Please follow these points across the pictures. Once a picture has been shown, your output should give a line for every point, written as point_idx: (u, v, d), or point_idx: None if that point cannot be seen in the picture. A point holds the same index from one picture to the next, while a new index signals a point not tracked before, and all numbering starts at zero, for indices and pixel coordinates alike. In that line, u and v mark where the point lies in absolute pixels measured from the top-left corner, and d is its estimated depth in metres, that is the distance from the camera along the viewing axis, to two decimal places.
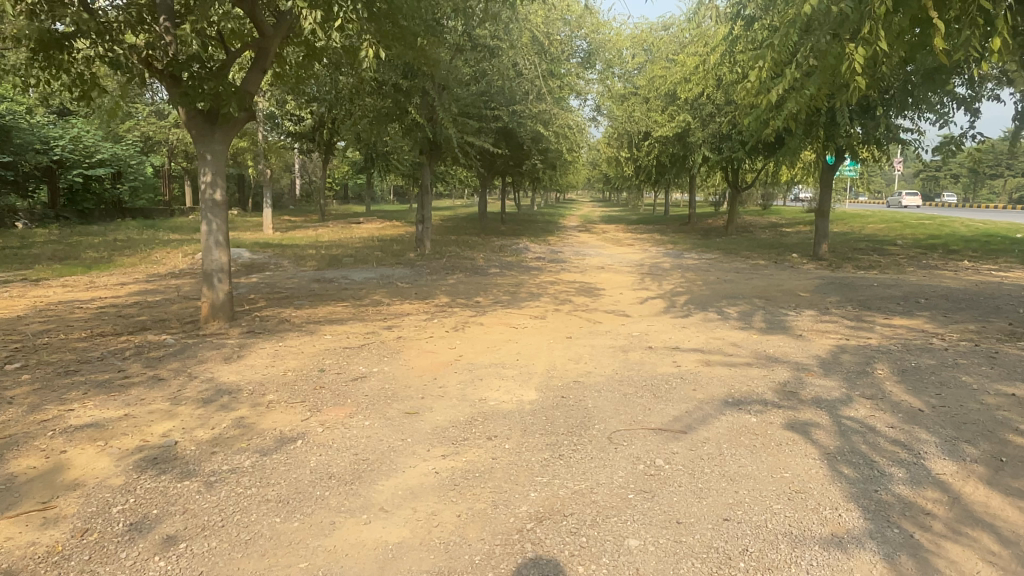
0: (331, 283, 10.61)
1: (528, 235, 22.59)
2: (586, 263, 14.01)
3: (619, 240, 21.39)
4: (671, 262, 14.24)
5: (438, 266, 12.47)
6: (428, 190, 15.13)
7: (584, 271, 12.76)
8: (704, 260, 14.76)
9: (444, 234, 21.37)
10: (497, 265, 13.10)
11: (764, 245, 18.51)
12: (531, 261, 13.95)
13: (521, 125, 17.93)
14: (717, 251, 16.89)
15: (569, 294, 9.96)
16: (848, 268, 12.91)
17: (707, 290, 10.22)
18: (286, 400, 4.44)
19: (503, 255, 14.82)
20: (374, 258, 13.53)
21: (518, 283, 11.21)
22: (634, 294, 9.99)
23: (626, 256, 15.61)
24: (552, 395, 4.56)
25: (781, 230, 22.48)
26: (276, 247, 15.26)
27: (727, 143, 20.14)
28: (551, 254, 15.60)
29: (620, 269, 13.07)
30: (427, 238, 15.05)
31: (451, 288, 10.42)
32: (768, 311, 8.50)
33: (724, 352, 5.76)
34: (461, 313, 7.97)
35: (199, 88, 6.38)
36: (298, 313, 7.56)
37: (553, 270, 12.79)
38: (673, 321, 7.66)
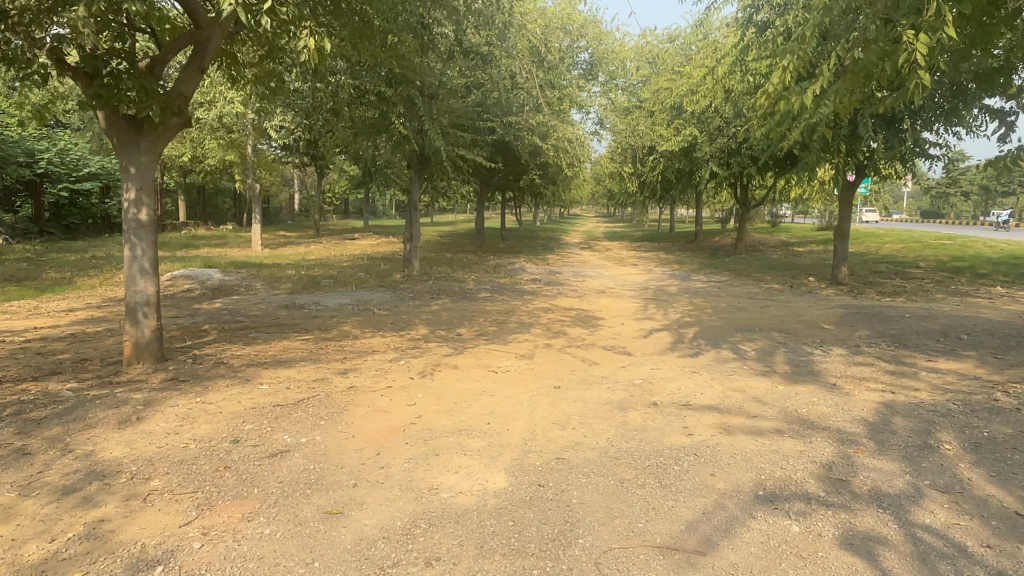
0: (300, 310, 9.57)
1: (528, 254, 21.55)
2: (586, 286, 12.95)
3: (622, 259, 20.33)
4: (678, 285, 13.16)
5: (423, 290, 11.41)
6: (416, 207, 13.98)
7: (583, 296, 11.70)
8: (714, 283, 13.66)
9: (439, 253, 20.37)
10: (488, 288, 12.05)
11: (777, 265, 17.42)
12: (526, 283, 12.91)
13: (518, 137, 16.97)
14: (727, 273, 15.80)
15: (563, 324, 8.89)
16: (871, 294, 11.82)
17: (719, 320, 9.15)
18: (172, 490, 3.37)
19: (496, 276, 13.77)
20: (356, 280, 12.50)
21: (509, 309, 10.15)
22: (637, 324, 8.92)
23: (629, 278, 14.53)
24: (526, 483, 3.46)
25: (793, 250, 21.40)
26: (254, 266, 14.24)
27: (736, 158, 19.12)
28: (549, 275, 14.56)
29: (622, 293, 11.99)
30: (415, 258, 14.01)
31: (433, 316, 9.37)
32: (791, 348, 7.42)
33: (747, 412, 4.64)
34: (437, 350, 6.90)
35: (118, 89, 5.36)
36: (245, 351, 6.49)
37: (549, 294, 11.73)
38: (682, 363, 6.58)
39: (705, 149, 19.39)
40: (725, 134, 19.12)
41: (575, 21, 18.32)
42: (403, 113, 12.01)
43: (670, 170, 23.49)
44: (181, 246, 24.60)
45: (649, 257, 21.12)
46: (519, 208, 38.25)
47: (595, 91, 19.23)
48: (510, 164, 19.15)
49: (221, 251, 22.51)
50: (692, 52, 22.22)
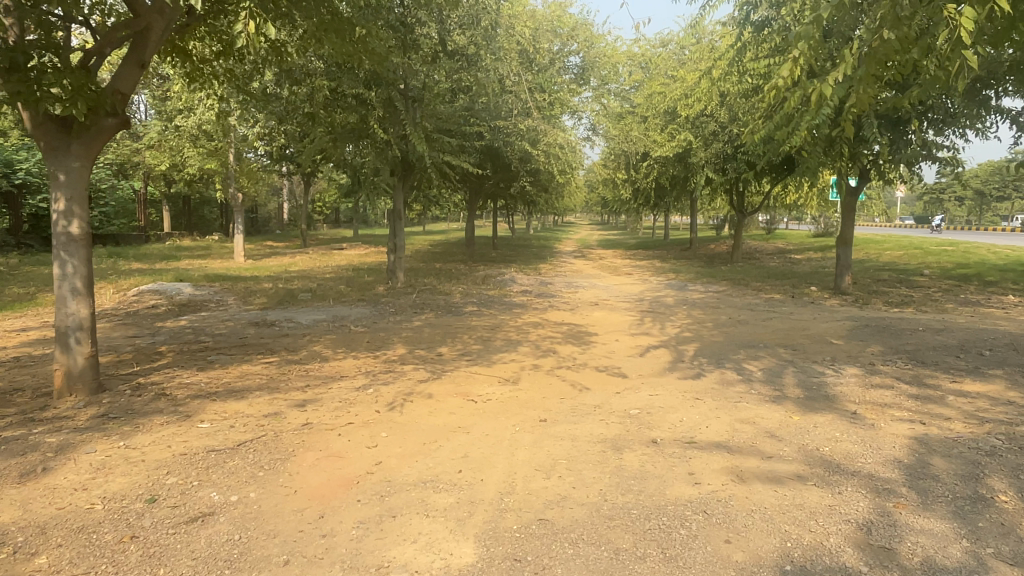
0: (270, 327, 8.89)
1: (519, 263, 20.93)
2: (579, 297, 12.34)
3: (616, 268, 19.74)
4: (675, 296, 12.56)
5: (406, 304, 10.78)
6: (400, 216, 13.31)
7: (575, 308, 11.07)
8: (712, 293, 13.06)
9: (427, 264, 19.73)
10: (476, 300, 11.43)
11: (775, 274, 16.84)
12: (516, 295, 12.29)
13: (507, 143, 16.39)
14: (725, 282, 15.22)
15: (553, 341, 8.27)
16: (878, 304, 11.23)
17: (721, 336, 8.54)
18: (56, 572, 2.70)
19: (485, 288, 13.14)
20: (335, 294, 11.85)
21: (496, 325, 9.51)
22: (633, 340, 8.30)
23: (624, 288, 13.92)
24: (498, 556, 2.79)
25: (791, 257, 20.84)
26: (230, 279, 13.59)
27: (732, 164, 18.57)
28: (540, 286, 13.93)
29: (616, 305, 11.37)
30: (399, 269, 13.35)
31: (414, 333, 8.73)
32: (801, 368, 6.81)
33: (761, 452, 4.00)
34: (412, 373, 6.25)
35: (41, 84, 4.71)
36: (197, 378, 5.83)
37: (539, 307, 11.11)
38: (682, 386, 5.96)
39: (700, 154, 18.86)
40: (720, 139, 18.60)
41: (565, 24, 17.81)
42: (383, 117, 11.42)
43: (664, 177, 22.95)
44: (162, 257, 23.88)
45: (644, 266, 20.54)
46: (511, 216, 37.63)
47: (587, 96, 18.70)
48: (500, 171, 18.57)
49: (203, 262, 21.82)
50: (686, 56, 21.73)
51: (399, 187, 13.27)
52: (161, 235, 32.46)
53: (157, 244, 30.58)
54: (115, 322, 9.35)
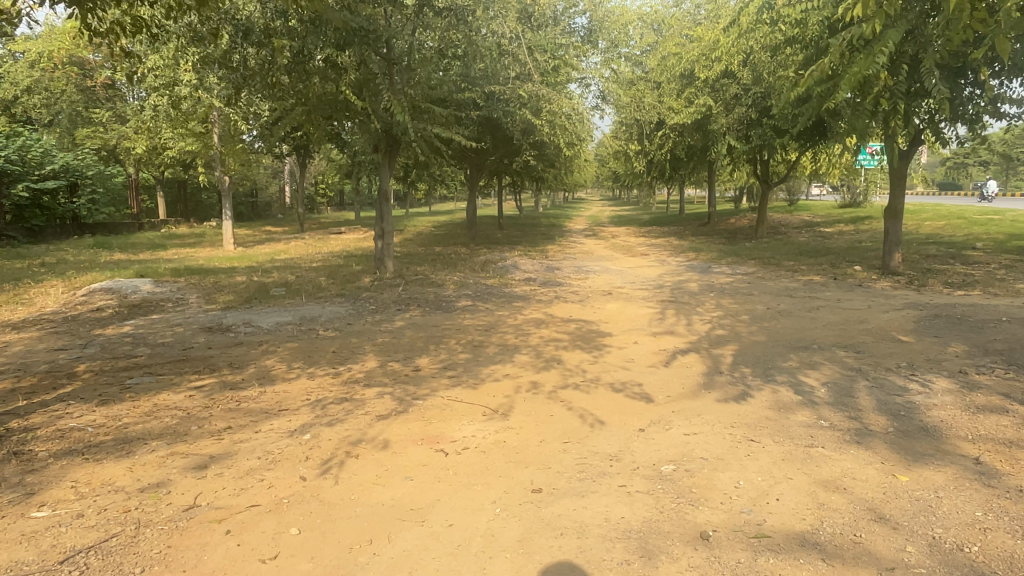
0: (223, 334, 7.52)
1: (526, 245, 19.43)
2: (590, 284, 10.86)
3: (630, 247, 18.18)
4: (700, 281, 11.04)
5: (389, 298, 9.34)
6: (387, 196, 11.78)
7: (586, 299, 9.61)
8: (741, 276, 11.54)
9: (425, 249, 18.29)
10: (472, 292, 9.96)
11: (808, 251, 15.22)
12: (517, 284, 10.84)
13: (506, 112, 14.84)
14: (752, 261, 13.66)
15: (559, 345, 6.81)
16: (937, 287, 9.67)
17: (762, 334, 7.04)
18: None
19: (483, 276, 11.69)
20: (314, 287, 10.46)
21: (491, 323, 8.07)
22: (655, 342, 6.82)
23: (641, 272, 12.43)
24: None
25: (820, 231, 19.19)
26: (202, 271, 12.23)
27: (756, 130, 16.84)
28: (546, 271, 12.47)
29: (633, 294, 9.88)
30: (388, 257, 11.92)
31: (391, 337, 7.29)
32: (875, 380, 5.31)
33: (873, 561, 2.56)
34: (374, 402, 4.82)
35: None
36: (88, 420, 4.46)
37: (545, 298, 9.66)
38: (728, 416, 4.49)
39: (721, 120, 17.10)
40: (742, 102, 16.88)
41: None
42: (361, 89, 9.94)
43: (680, 145, 21.27)
44: (149, 247, 22.60)
45: (661, 244, 19.01)
46: (518, 194, 36.01)
47: (595, 60, 17.06)
48: (501, 146, 17.05)
49: (190, 251, 20.52)
50: (703, 16, 20.00)
51: (385, 164, 11.79)
52: (155, 223, 31.26)
53: (150, 232, 29.35)
54: (47, 331, 8.00)
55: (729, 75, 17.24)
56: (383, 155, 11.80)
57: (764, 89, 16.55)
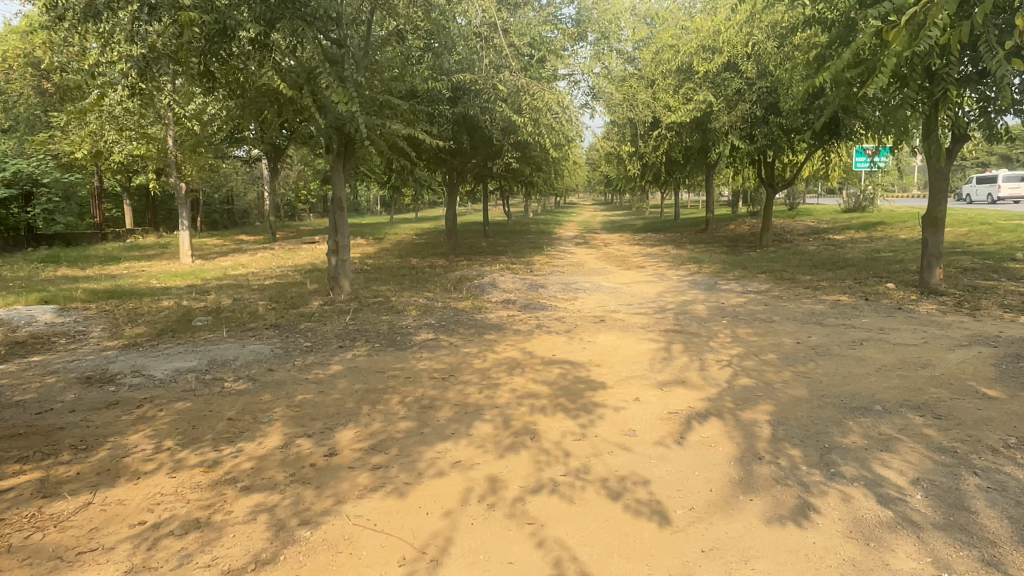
0: (100, 389, 5.77)
1: (509, 256, 17.74)
2: (579, 307, 9.16)
3: (624, 258, 16.53)
4: (708, 302, 9.35)
5: (332, 329, 7.61)
6: (340, 205, 10.04)
7: (573, 328, 7.91)
8: (755, 295, 9.88)
9: (397, 262, 16.57)
10: (436, 318, 8.24)
11: (823, 262, 13.59)
12: (491, 308, 9.12)
13: (484, 108, 13.16)
14: (763, 275, 12.00)
15: (535, 404, 5.09)
16: (996, 310, 8.03)
17: (802, 386, 5.36)
18: None
19: (454, 297, 9.98)
20: (248, 314, 8.73)
21: (451, 366, 6.34)
22: (663, 398, 5.12)
23: (638, 291, 10.75)
24: None
25: (830, 239, 17.58)
26: (127, 294, 10.45)
27: (763, 128, 15.21)
28: (528, 289, 10.77)
29: (631, 321, 8.18)
30: (343, 276, 10.15)
31: (317, 390, 5.57)
32: (988, 475, 3.66)
33: None
34: (236, 532, 3.12)
35: None
36: None
37: (523, 326, 7.94)
38: (790, 563, 2.81)
39: (722, 118, 15.38)
40: (746, 98, 15.16)
41: None
42: (306, 81, 8.27)
43: (677, 145, 19.63)
44: (102, 261, 20.77)
45: (658, 254, 17.37)
46: (505, 199, 34.28)
47: (585, 54, 15.43)
48: (479, 148, 15.36)
49: (142, 266, 18.73)
50: (699, 8, 18.43)
51: (340, 169, 10.10)
52: (120, 233, 29.39)
53: (113, 243, 27.48)
54: None
55: (732, 68, 15.61)
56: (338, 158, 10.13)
57: (771, 82, 14.85)
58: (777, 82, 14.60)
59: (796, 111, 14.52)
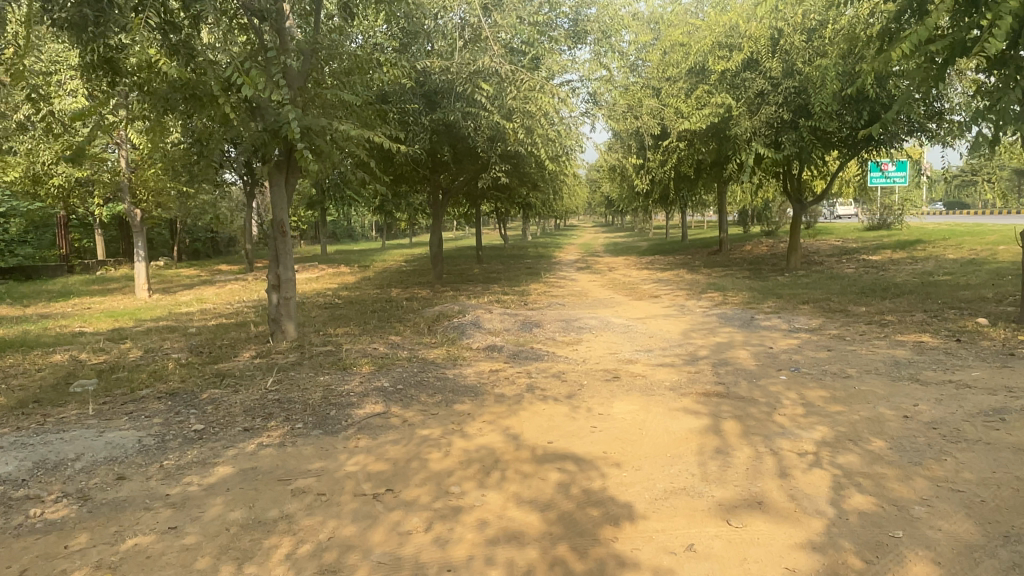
0: None
1: (504, 285, 15.63)
2: (585, 356, 7.04)
3: (634, 286, 14.45)
4: (750, 347, 7.22)
5: (242, 398, 5.49)
6: (282, 230, 7.92)
7: (578, 389, 5.77)
8: (809, 336, 7.74)
9: (375, 295, 14.50)
10: (393, 374, 6.13)
11: (871, 288, 11.47)
12: (470, 359, 7.01)
13: (467, 113, 11.14)
14: (807, 307, 9.87)
15: (516, 561, 2.95)
16: None
17: (960, 515, 3.24)
18: None
19: (425, 343, 7.87)
20: (151, 374, 6.61)
21: (394, 464, 4.20)
22: (735, 547, 2.99)
23: (657, 330, 8.62)
24: None
25: (867, 260, 15.49)
26: (17, 346, 8.36)
27: (790, 134, 13.18)
28: (520, 328, 8.65)
29: (655, 377, 6.05)
30: (286, 320, 8.03)
31: (165, 526, 3.44)
32: None
33: None
34: None
35: None
36: None
37: (511, 387, 5.83)
38: None
39: (743, 123, 13.33)
40: (770, 101, 13.20)
41: None
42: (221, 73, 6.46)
43: (689, 157, 17.65)
44: (53, 297, 18.65)
45: (673, 280, 15.29)
46: (502, 223, 32.30)
47: (585, 53, 13.50)
48: (462, 163, 13.37)
49: (92, 302, 16.64)
50: (708, 8, 16.55)
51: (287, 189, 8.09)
52: (90, 264, 27.38)
53: (79, 275, 25.48)
54: None
55: (752, 67, 13.69)
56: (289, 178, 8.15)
57: (800, 82, 12.89)
58: (807, 79, 12.68)
59: (830, 113, 12.60)
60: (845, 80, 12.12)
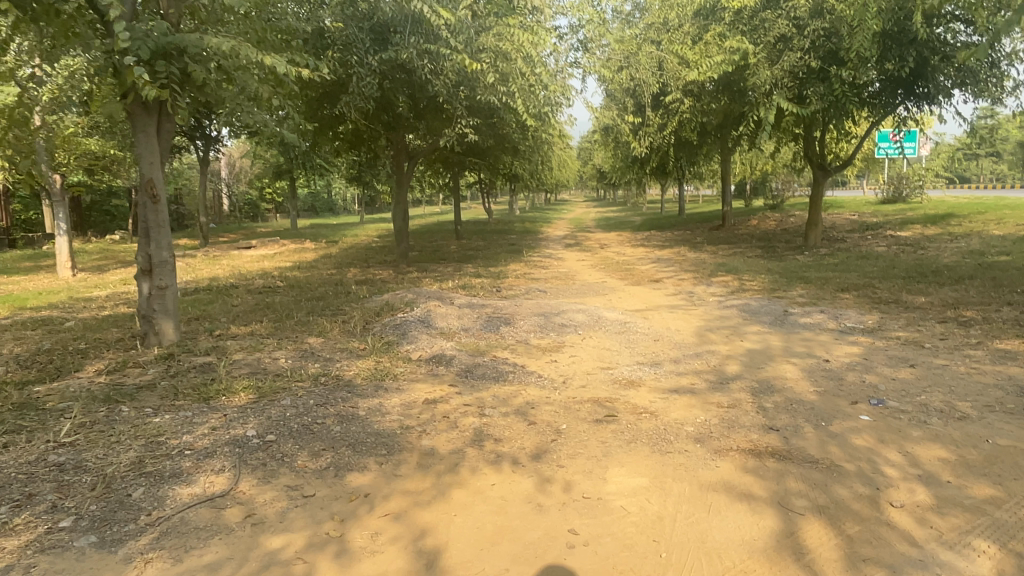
0: None
1: (479, 264, 13.51)
2: (567, 373, 4.96)
3: (632, 266, 12.35)
4: (797, 361, 5.14)
5: (4, 460, 3.39)
6: (153, 193, 5.73)
7: (552, 438, 3.68)
8: (872, 342, 5.66)
9: (326, 277, 12.32)
10: (272, 409, 4.03)
11: (919, 272, 9.42)
12: (400, 377, 4.91)
13: (427, 53, 8.89)
14: (850, 297, 7.78)
15: None
16: None
17: None
18: None
19: (349, 350, 5.74)
20: None
21: None
22: None
23: (663, 328, 6.55)
24: None
25: (897, 237, 13.44)
26: None
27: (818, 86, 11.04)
28: (482, 326, 6.54)
29: (669, 416, 3.97)
30: (160, 319, 5.90)
31: None
32: None
33: None
34: None
35: None
36: None
37: (447, 434, 3.74)
38: None
39: (762, 73, 11.16)
40: (795, 46, 11.02)
41: None
42: None
43: (693, 117, 15.47)
44: None
45: (674, 259, 13.21)
46: (485, 195, 30.00)
47: None
48: (424, 118, 11.11)
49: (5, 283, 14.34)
50: None
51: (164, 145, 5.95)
52: (35, 238, 24.96)
53: (19, 251, 23.02)
54: None
55: (772, 6, 11.37)
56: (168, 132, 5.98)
57: (831, 23, 10.69)
58: (840, 19, 10.45)
59: (868, 59, 10.42)
60: (889, 19, 9.90)
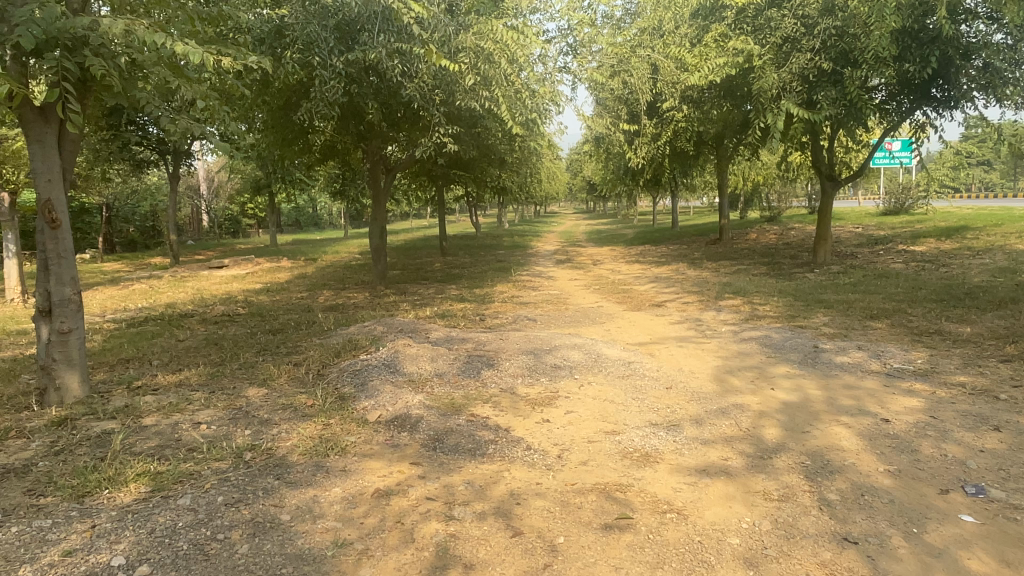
0: None
1: (463, 286, 12.44)
2: (562, 442, 3.88)
3: (629, 286, 11.32)
4: (852, 422, 4.08)
5: None
6: (51, 218, 4.63)
7: (547, 562, 2.59)
8: (935, 393, 4.62)
9: (296, 302, 11.22)
10: (158, 518, 2.95)
11: (952, 294, 8.43)
12: (348, 450, 3.82)
13: (399, 53, 7.84)
14: (885, 327, 6.74)
15: None
16: None
17: None
18: None
19: (293, 407, 4.63)
20: None
21: None
22: None
23: (674, 371, 5.50)
24: None
25: (912, 252, 12.49)
26: None
27: (830, 90, 10.12)
28: (459, 369, 5.46)
29: (703, 519, 2.91)
30: (62, 371, 4.82)
31: None
32: None
33: None
34: None
35: None
36: None
37: (397, 557, 2.66)
38: None
39: (769, 76, 10.22)
40: (803, 47, 10.09)
41: None
42: None
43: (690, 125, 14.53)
44: None
45: (674, 278, 12.23)
46: (472, 209, 29.02)
47: None
48: (400, 127, 10.12)
49: None
50: None
51: (67, 162, 4.89)
52: None
53: None
54: None
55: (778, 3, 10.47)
56: (70, 146, 4.91)
57: (843, 21, 9.76)
58: (853, 16, 9.53)
59: (886, 60, 9.50)
60: (908, 15, 8.99)
